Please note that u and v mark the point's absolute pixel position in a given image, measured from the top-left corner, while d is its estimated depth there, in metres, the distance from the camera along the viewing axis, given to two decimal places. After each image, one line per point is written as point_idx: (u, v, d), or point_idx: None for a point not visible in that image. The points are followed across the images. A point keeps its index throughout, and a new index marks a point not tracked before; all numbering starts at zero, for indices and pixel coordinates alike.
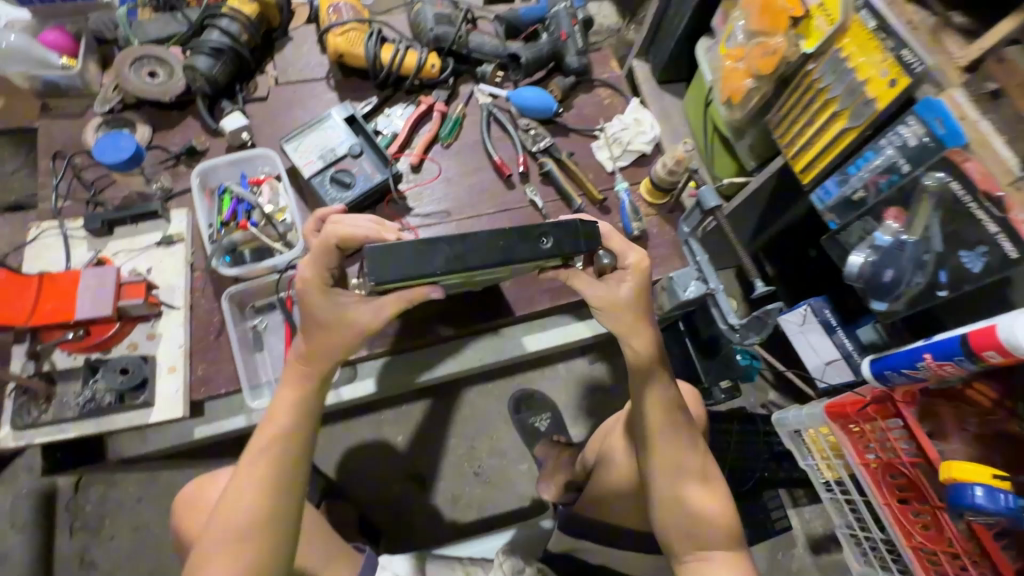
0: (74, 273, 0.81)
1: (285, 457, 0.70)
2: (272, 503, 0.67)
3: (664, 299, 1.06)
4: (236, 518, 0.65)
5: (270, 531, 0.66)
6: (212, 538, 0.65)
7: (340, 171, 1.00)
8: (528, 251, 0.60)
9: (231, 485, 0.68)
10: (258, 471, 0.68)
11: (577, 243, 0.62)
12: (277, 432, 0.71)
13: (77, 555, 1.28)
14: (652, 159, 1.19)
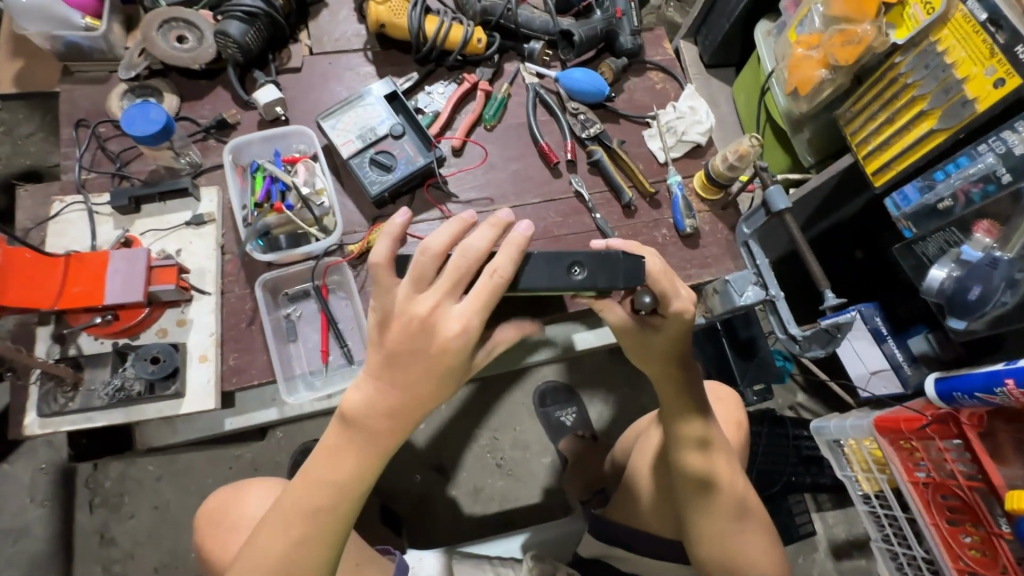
0: (103, 255, 0.77)
1: (332, 518, 0.55)
2: (301, 565, 0.55)
3: (716, 302, 1.00)
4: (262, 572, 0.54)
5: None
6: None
7: (380, 153, 0.94)
8: (559, 281, 0.57)
9: (263, 527, 0.56)
10: (296, 527, 0.55)
11: (614, 277, 0.58)
12: (329, 488, 0.55)
13: (97, 532, 1.26)
14: (707, 151, 1.11)
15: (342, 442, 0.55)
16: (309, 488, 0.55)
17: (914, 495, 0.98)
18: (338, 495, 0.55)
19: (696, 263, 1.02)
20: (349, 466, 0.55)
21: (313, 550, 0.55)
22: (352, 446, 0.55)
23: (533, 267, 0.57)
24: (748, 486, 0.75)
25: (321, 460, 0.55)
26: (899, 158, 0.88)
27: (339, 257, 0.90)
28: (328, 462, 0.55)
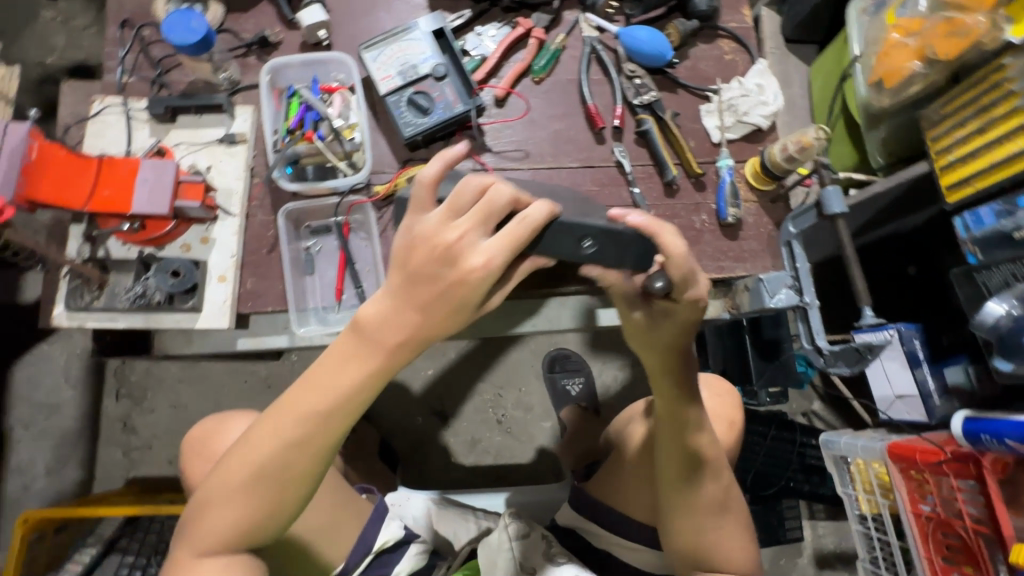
0: (133, 163, 0.77)
1: (319, 436, 0.57)
2: (282, 475, 0.57)
3: (744, 299, 0.95)
4: (245, 471, 0.57)
5: (275, 498, 0.58)
6: (221, 477, 0.58)
7: (418, 93, 0.89)
8: (570, 252, 0.61)
9: (252, 429, 0.58)
10: (281, 438, 0.56)
11: (625, 257, 0.63)
12: (323, 406, 0.56)
13: (121, 419, 1.36)
14: (766, 136, 1.03)
15: (343, 362, 0.55)
16: (302, 404, 0.56)
17: (913, 528, 0.96)
18: (326, 418, 0.56)
19: (730, 256, 0.97)
20: (345, 387, 0.55)
21: (295, 463, 0.57)
22: (353, 369, 0.55)
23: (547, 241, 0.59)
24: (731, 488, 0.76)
25: (317, 378, 0.55)
26: (980, 175, 0.79)
27: (363, 196, 0.88)
28: (325, 382, 0.55)
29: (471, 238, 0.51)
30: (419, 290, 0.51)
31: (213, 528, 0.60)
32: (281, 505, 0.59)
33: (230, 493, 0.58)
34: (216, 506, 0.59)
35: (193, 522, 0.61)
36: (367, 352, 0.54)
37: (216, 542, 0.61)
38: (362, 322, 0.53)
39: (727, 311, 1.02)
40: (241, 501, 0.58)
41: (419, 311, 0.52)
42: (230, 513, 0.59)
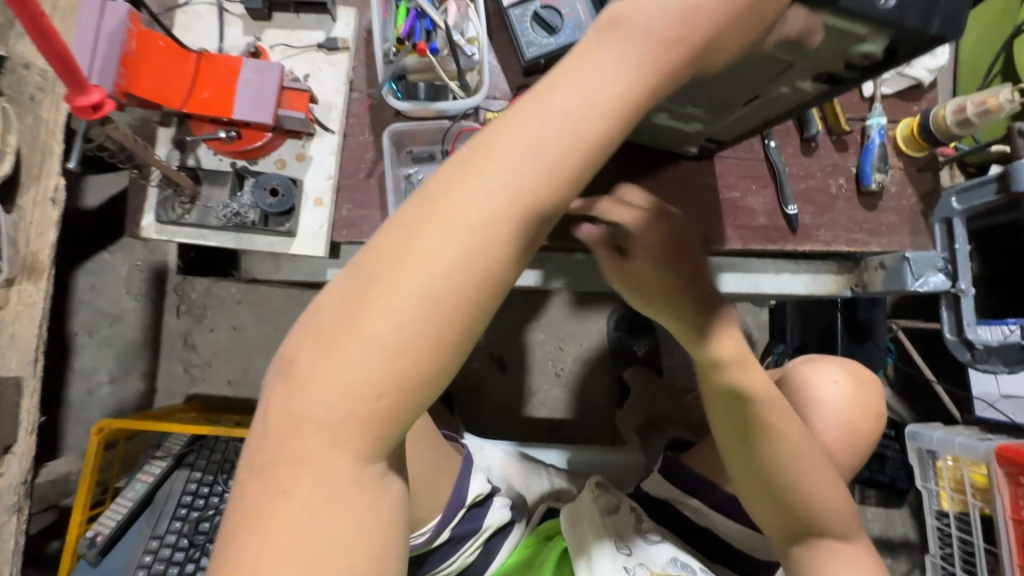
0: (234, 61, 0.69)
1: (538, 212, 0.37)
2: (477, 291, 0.36)
3: (876, 278, 0.86)
4: (413, 297, 0.35)
5: (454, 344, 0.37)
6: (363, 327, 0.36)
7: (547, 9, 0.76)
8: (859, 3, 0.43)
9: (414, 226, 0.36)
10: (483, 221, 0.36)
11: (925, 17, 0.45)
12: (555, 157, 0.36)
13: (182, 334, 1.35)
14: (924, 95, 0.90)
15: (587, 73, 0.36)
16: (515, 154, 0.36)
17: (1010, 532, 0.93)
18: (558, 176, 0.36)
19: (865, 228, 0.86)
20: (595, 119, 0.36)
21: (491, 273, 0.36)
22: (603, 87, 0.36)
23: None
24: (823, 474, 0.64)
25: (541, 111, 0.36)
26: None
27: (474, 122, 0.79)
28: (556, 115, 0.36)
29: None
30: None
31: (344, 414, 0.37)
32: (458, 358, 0.38)
33: (381, 345, 0.36)
34: (345, 376, 0.36)
35: (298, 429, 0.38)
36: (624, 42, 0.36)
37: (350, 438, 0.37)
38: (620, 14, 0.37)
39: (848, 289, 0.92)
40: (403, 355, 0.36)
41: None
42: (376, 381, 0.36)
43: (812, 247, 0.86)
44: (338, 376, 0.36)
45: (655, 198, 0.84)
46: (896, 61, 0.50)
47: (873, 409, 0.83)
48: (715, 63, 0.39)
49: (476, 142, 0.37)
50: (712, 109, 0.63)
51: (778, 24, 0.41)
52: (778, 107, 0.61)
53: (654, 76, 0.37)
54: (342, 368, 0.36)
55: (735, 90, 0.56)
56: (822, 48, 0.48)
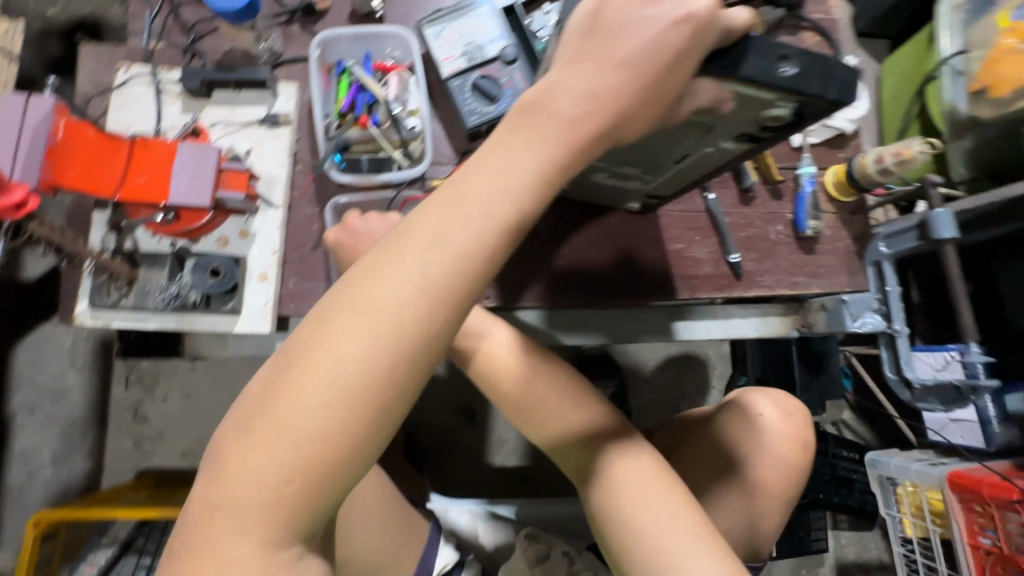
0: (171, 146, 0.68)
1: (453, 296, 0.37)
2: (391, 379, 0.36)
3: (819, 320, 0.90)
4: (327, 388, 0.35)
5: (369, 429, 0.37)
6: (280, 417, 0.35)
7: (485, 79, 0.78)
8: (759, 73, 0.42)
9: (333, 313, 0.36)
10: (393, 309, 0.36)
11: (824, 82, 0.44)
12: (468, 245, 0.37)
13: (131, 407, 1.28)
14: (848, 143, 0.96)
15: (502, 159, 0.38)
16: (428, 243, 0.37)
17: (969, 557, 0.95)
18: (472, 261, 0.37)
19: (806, 271, 0.90)
20: (505, 203, 0.37)
21: (403, 360, 0.36)
22: (514, 174, 0.38)
23: (740, 59, 0.41)
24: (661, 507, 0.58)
25: (460, 197, 0.37)
26: None
27: (419, 191, 0.79)
28: (470, 202, 0.37)
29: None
30: (616, 46, 0.39)
31: (258, 503, 0.36)
32: (375, 442, 0.37)
33: (297, 433, 0.35)
34: (262, 464, 0.36)
35: (210, 514, 0.37)
36: (537, 133, 0.39)
37: (258, 524, 0.36)
38: (530, 103, 0.39)
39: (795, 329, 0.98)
40: (318, 445, 0.36)
41: (618, 70, 0.39)
42: (292, 469, 0.36)
43: (757, 293, 0.89)
44: (253, 456, 0.36)
45: (604, 254, 0.86)
46: (807, 123, 0.49)
47: (803, 439, 0.81)
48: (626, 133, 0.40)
49: (398, 230, 0.38)
50: (647, 165, 0.64)
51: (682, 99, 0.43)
52: (709, 164, 0.61)
53: (565, 157, 0.39)
54: (260, 447, 0.36)
55: (662, 149, 0.58)
56: (733, 113, 0.48)
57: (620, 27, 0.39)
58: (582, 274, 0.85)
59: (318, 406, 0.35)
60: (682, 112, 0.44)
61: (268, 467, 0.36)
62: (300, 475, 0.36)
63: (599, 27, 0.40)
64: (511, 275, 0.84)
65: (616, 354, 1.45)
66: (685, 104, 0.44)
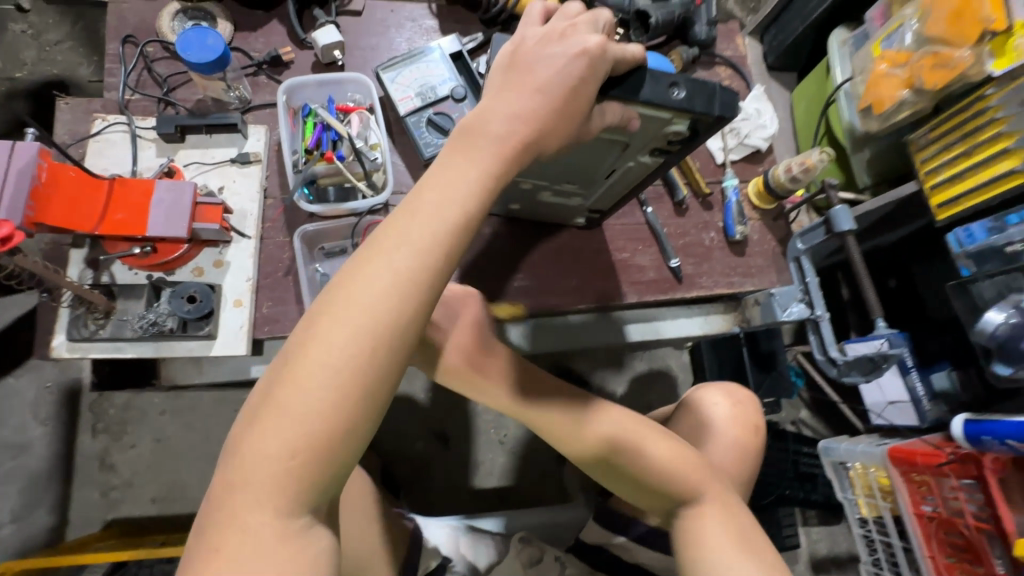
0: (148, 184, 0.74)
1: (427, 283, 0.44)
2: (376, 360, 0.42)
3: (755, 314, 1.00)
4: (323, 373, 0.41)
5: (363, 404, 0.42)
6: (288, 398, 0.41)
7: (439, 115, 0.88)
8: (654, 95, 0.53)
9: (318, 314, 0.43)
10: (372, 300, 0.43)
11: (708, 102, 0.54)
12: (435, 241, 0.45)
13: (98, 457, 1.26)
14: (764, 158, 1.08)
15: (450, 173, 0.47)
16: (402, 242, 0.44)
17: (916, 528, 0.99)
18: (430, 255, 0.44)
19: (739, 271, 1.00)
20: (461, 205, 0.46)
21: (390, 338, 0.43)
22: (464, 181, 0.47)
23: (638, 86, 0.53)
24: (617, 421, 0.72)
25: (415, 206, 0.46)
26: (968, 195, 0.87)
27: (382, 216, 0.86)
28: (423, 209, 0.45)
29: (582, 30, 0.53)
30: (533, 75, 0.50)
31: (269, 482, 0.41)
32: (372, 411, 0.43)
33: (300, 414, 0.41)
34: (271, 445, 0.41)
35: (229, 492, 0.41)
36: (475, 149, 0.48)
37: (273, 494, 0.41)
38: (464, 129, 0.49)
39: (737, 325, 1.08)
40: (317, 421, 0.41)
41: (532, 96, 0.50)
42: (294, 448, 0.41)
43: (698, 293, 0.98)
44: (269, 433, 0.41)
45: (557, 266, 0.95)
46: (701, 137, 0.60)
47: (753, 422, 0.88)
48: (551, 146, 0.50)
49: (375, 237, 0.46)
50: (581, 181, 0.73)
51: (590, 119, 0.53)
52: (635, 176, 0.71)
53: (499, 167, 0.48)
54: (275, 423, 0.41)
55: (591, 165, 0.68)
56: (642, 129, 0.58)
57: (530, 66, 0.51)
58: (539, 285, 0.93)
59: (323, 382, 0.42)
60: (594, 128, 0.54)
61: (282, 440, 0.41)
62: (310, 445, 0.41)
63: (517, 64, 0.52)
64: (472, 290, 0.91)
65: (583, 370, 1.51)
66: (595, 122, 0.54)
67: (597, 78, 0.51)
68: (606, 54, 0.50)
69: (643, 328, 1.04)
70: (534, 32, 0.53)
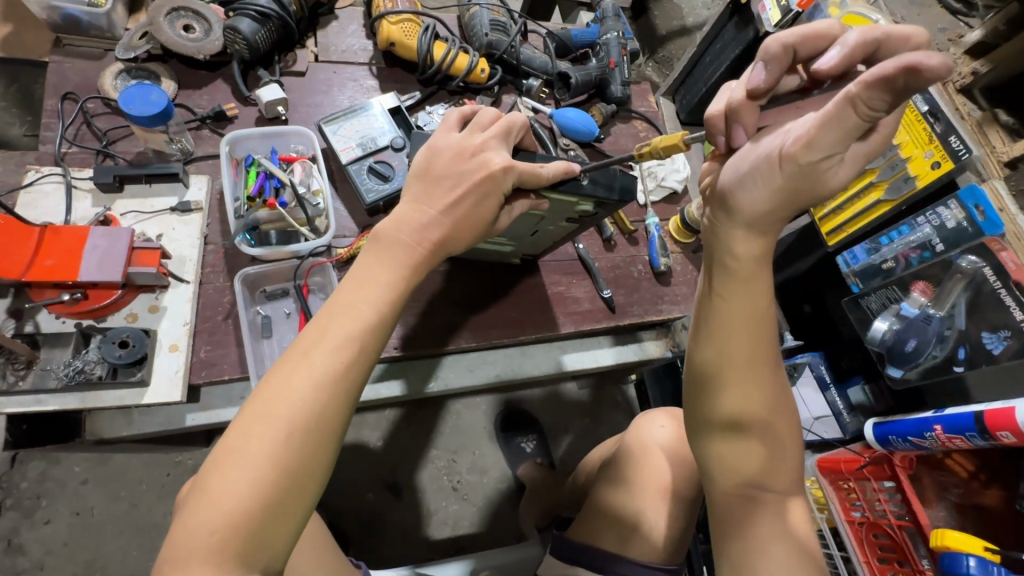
0: (82, 230, 0.75)
1: (366, 355, 0.56)
2: (306, 443, 0.51)
3: (683, 337, 1.10)
4: (256, 457, 0.49)
5: (295, 482, 0.50)
6: (238, 458, 0.49)
7: (379, 163, 0.93)
8: (566, 185, 0.67)
9: (252, 406, 0.51)
10: (302, 390, 0.51)
11: (609, 188, 0.69)
12: (371, 320, 0.56)
13: (4, 537, 1.14)
14: (681, 198, 1.20)
15: (368, 277, 0.58)
16: (342, 322, 0.55)
17: (849, 534, 0.99)
18: (350, 351, 0.54)
19: (666, 300, 1.09)
20: (390, 288, 0.58)
21: (332, 401, 0.53)
22: (393, 264, 0.59)
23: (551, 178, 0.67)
24: (774, 406, 0.57)
25: (339, 309, 0.56)
26: (850, 222, 0.99)
27: (325, 257, 0.90)
28: (346, 311, 0.55)
29: (493, 144, 0.64)
30: (445, 189, 0.62)
31: (205, 556, 0.46)
32: (316, 467, 0.52)
33: (234, 493, 0.48)
34: (221, 502, 0.47)
35: (181, 549, 0.47)
36: (390, 251, 0.60)
37: (217, 551, 0.47)
38: (384, 234, 0.61)
39: (668, 350, 1.16)
40: (252, 498, 0.48)
41: (443, 207, 0.61)
42: (227, 525, 0.47)
43: (630, 321, 1.06)
44: (219, 494, 0.48)
45: (496, 300, 1.00)
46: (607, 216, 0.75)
47: None
48: (476, 212, 0.62)
49: (320, 317, 0.55)
50: (514, 239, 0.86)
51: (498, 218, 0.66)
52: (558, 233, 0.85)
53: (429, 251, 0.61)
54: (228, 482, 0.48)
55: (520, 230, 0.81)
56: (559, 206, 0.72)
57: (441, 177, 0.62)
58: (479, 319, 0.98)
59: (271, 441, 0.50)
60: (506, 183, 0.63)
61: (226, 500, 0.48)
62: (256, 501, 0.48)
63: (432, 176, 0.63)
64: (415, 326, 0.94)
65: (533, 409, 1.53)
66: (504, 218, 0.66)
67: (502, 187, 0.63)
68: (508, 172, 0.62)
69: (561, 357, 1.08)
70: (449, 144, 0.64)
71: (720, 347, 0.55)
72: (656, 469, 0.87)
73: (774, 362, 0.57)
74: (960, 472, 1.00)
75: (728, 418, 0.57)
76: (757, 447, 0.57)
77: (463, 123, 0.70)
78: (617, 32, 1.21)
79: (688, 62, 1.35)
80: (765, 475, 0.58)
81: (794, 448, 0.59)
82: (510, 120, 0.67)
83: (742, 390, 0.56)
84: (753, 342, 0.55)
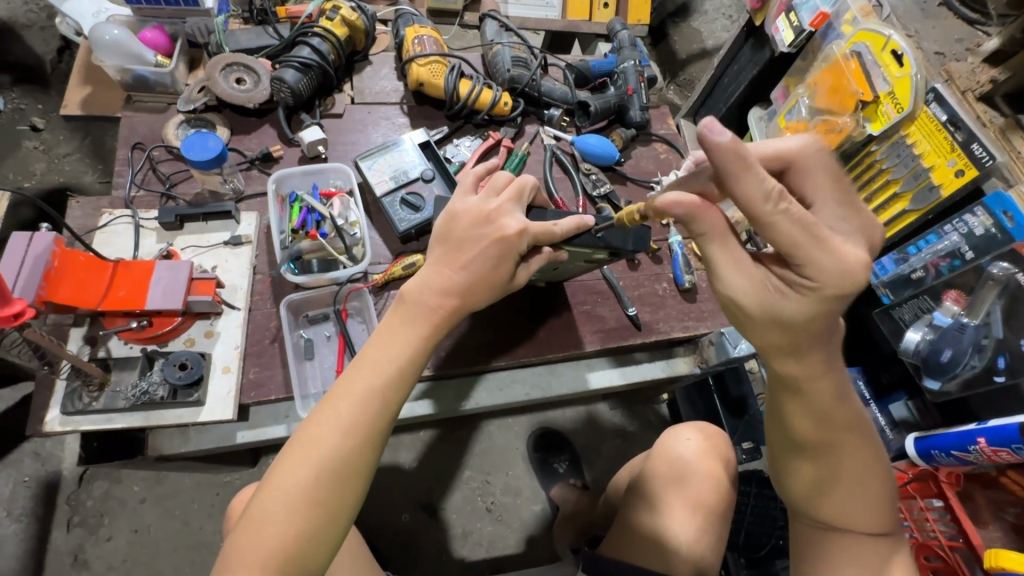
0: (149, 264, 0.84)
1: (393, 403, 0.62)
2: (333, 481, 0.57)
3: (711, 353, 1.07)
4: (293, 493, 0.55)
5: (325, 514, 0.56)
6: (278, 490, 0.55)
7: (411, 194, 1.00)
8: (584, 240, 0.73)
9: (291, 446, 0.57)
10: (333, 435, 0.57)
11: (623, 239, 0.75)
12: (397, 362, 0.62)
13: (70, 554, 1.22)
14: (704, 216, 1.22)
15: (391, 338, 0.63)
16: (372, 373, 0.61)
17: None
18: (376, 405, 0.60)
19: (693, 316, 1.10)
20: (416, 333, 0.64)
21: (357, 448, 0.58)
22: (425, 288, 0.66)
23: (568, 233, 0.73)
24: (861, 463, 0.64)
25: (366, 362, 0.62)
26: None
27: (361, 283, 0.96)
28: (370, 367, 0.61)
29: (507, 208, 0.69)
30: (461, 255, 0.67)
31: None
32: (345, 501, 0.58)
33: (272, 522, 0.54)
34: (262, 533, 0.54)
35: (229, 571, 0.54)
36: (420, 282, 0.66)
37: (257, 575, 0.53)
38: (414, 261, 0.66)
39: (698, 366, 1.14)
40: (287, 527, 0.54)
41: (461, 272, 0.66)
42: (269, 550, 0.53)
43: (656, 337, 1.07)
44: (261, 524, 0.54)
45: (522, 321, 1.04)
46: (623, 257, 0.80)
47: (725, 459, 0.93)
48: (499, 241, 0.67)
49: (357, 364, 0.62)
50: (538, 272, 0.90)
51: (515, 274, 0.70)
52: (577, 270, 0.90)
53: (459, 274, 0.66)
54: (271, 512, 0.55)
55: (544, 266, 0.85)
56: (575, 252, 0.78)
57: (460, 223, 0.68)
58: (507, 340, 1.02)
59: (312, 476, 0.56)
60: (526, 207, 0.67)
61: (264, 532, 0.54)
62: (295, 532, 0.55)
63: (451, 242, 0.68)
64: (446, 346, 0.99)
65: (565, 429, 1.54)
66: (521, 273, 0.71)
67: (513, 253, 0.67)
68: (522, 235, 0.67)
69: (587, 377, 1.08)
70: (467, 209, 0.69)
71: (806, 416, 0.63)
72: (685, 486, 0.88)
73: (859, 426, 0.63)
74: (1018, 490, 0.92)
75: (812, 473, 0.66)
76: (832, 486, 0.65)
77: (478, 184, 0.76)
78: (634, 61, 1.26)
79: (706, 85, 1.34)
80: (843, 516, 0.66)
81: (880, 499, 0.66)
82: (524, 180, 0.72)
83: (827, 450, 0.64)
84: (836, 416, 0.62)
